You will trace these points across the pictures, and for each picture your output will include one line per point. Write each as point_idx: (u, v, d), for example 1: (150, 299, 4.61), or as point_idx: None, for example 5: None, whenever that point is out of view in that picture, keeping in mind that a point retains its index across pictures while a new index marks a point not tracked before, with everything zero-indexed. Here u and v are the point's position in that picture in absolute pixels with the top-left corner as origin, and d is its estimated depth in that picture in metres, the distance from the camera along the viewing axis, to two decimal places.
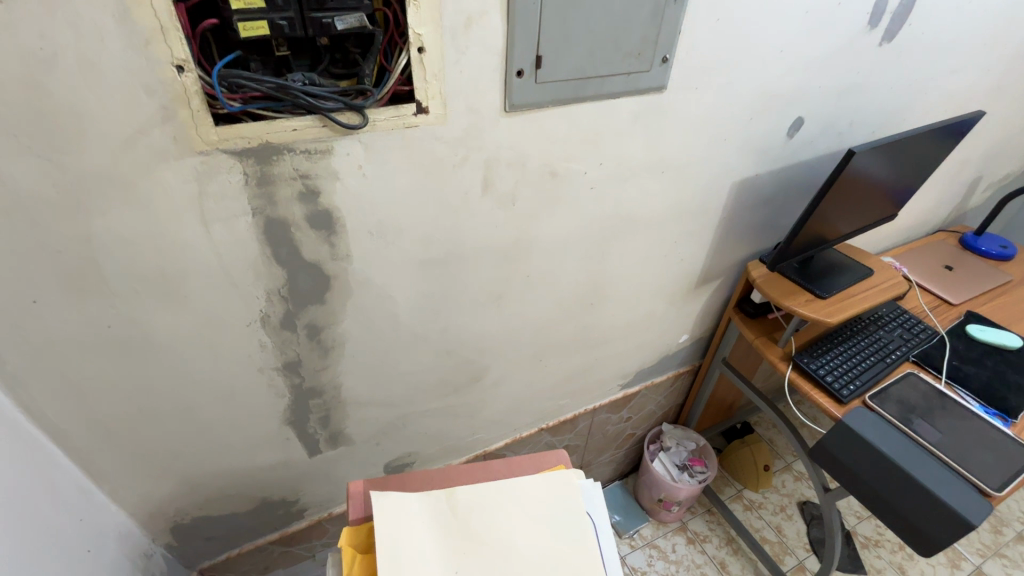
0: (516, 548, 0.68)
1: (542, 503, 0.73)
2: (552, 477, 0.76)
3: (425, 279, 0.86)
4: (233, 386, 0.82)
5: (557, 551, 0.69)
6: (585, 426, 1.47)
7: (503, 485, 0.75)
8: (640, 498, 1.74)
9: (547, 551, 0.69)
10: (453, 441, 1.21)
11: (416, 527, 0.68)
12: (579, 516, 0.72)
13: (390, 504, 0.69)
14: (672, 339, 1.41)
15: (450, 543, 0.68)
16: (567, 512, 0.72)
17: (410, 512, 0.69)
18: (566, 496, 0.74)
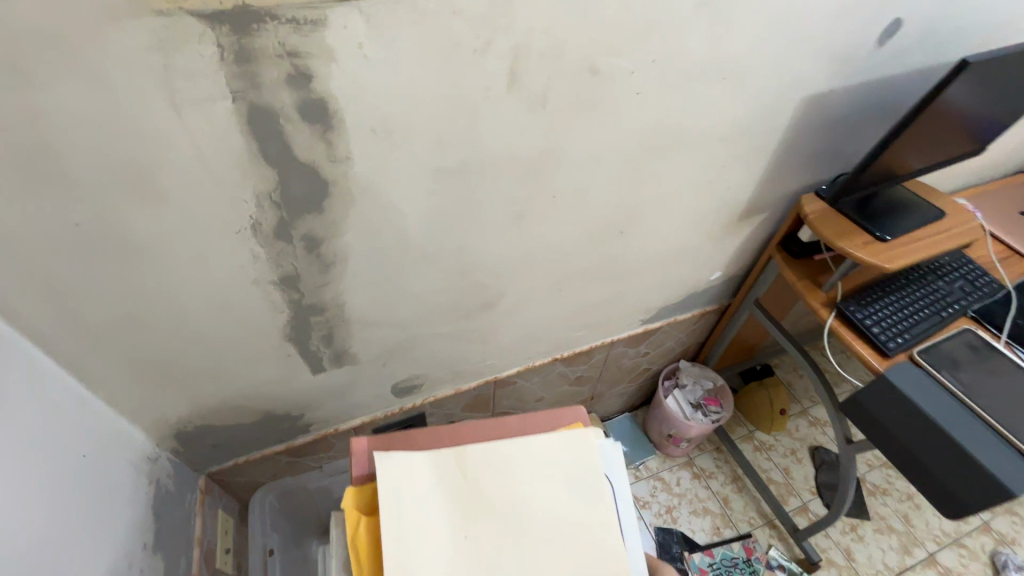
0: (527, 508, 0.68)
1: (555, 463, 0.71)
2: (569, 435, 0.74)
3: (438, 191, 0.76)
4: (227, 298, 0.75)
5: (571, 513, 0.68)
6: (600, 359, 1.42)
7: (514, 443, 0.72)
8: (648, 432, 1.72)
9: (559, 513, 0.68)
10: (464, 366, 1.16)
11: (424, 488, 0.67)
12: (595, 476, 0.71)
13: (394, 465, 0.67)
14: (703, 276, 1.30)
15: (460, 504, 0.67)
16: (582, 472, 0.71)
17: (417, 472, 0.68)
18: (582, 456, 0.72)
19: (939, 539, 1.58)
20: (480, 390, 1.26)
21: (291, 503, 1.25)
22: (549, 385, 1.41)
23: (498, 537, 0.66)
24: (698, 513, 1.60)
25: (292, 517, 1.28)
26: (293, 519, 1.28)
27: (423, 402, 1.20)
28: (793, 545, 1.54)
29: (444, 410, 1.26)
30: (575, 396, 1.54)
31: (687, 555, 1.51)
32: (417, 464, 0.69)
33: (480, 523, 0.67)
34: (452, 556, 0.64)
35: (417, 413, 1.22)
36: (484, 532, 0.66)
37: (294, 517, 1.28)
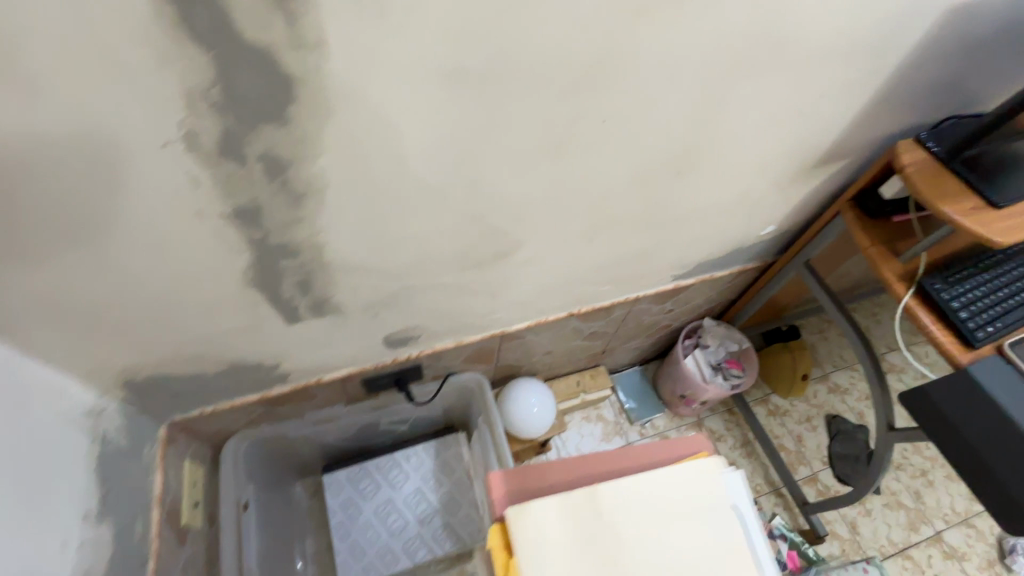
0: (661, 547, 0.71)
1: (685, 497, 0.74)
2: (696, 467, 0.76)
3: (452, 106, 0.55)
4: (165, 232, 0.57)
5: (705, 548, 0.72)
6: (622, 314, 1.26)
7: (646, 479, 0.75)
8: (659, 388, 1.61)
9: (692, 549, 0.72)
10: (468, 319, 1.00)
11: (563, 533, 0.69)
12: (728, 510, 0.74)
13: (534, 514, 0.70)
14: (755, 229, 1.10)
15: (600, 544, 0.70)
16: (713, 506, 0.74)
17: (554, 519, 0.70)
18: (707, 487, 0.75)
19: (948, 518, 1.52)
20: (485, 342, 1.11)
21: (269, 448, 1.14)
22: (560, 340, 1.26)
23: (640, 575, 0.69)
24: None
25: (270, 462, 1.17)
26: (270, 464, 1.18)
27: (419, 354, 1.05)
28: (797, 516, 1.47)
29: (442, 363, 1.12)
30: (586, 349, 1.40)
31: None
32: (559, 509, 0.71)
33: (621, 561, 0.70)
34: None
35: (413, 365, 1.07)
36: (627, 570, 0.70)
37: (272, 462, 1.18)
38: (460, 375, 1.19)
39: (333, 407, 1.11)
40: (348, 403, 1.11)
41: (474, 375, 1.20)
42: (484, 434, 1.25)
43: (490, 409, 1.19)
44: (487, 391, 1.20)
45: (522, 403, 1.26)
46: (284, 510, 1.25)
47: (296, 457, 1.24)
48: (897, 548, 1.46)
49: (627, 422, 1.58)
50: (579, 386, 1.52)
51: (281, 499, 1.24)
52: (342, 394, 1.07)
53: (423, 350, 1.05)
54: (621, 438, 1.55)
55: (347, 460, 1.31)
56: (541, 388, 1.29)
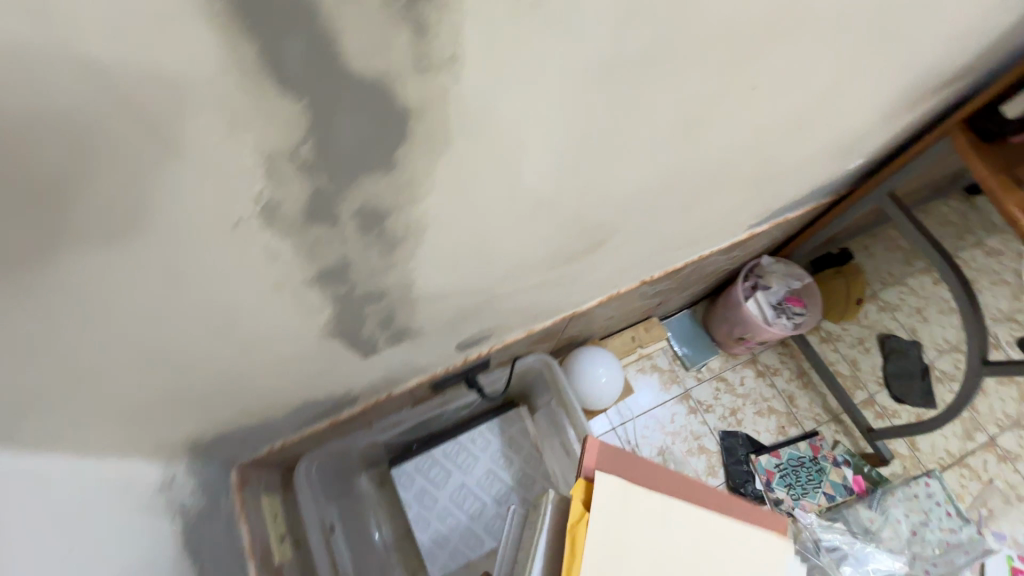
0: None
1: (751, 558, 0.79)
2: (765, 539, 0.81)
3: (591, 105, 0.41)
4: (233, 310, 0.44)
5: None
6: (690, 270, 1.16)
7: (720, 523, 0.79)
8: (713, 330, 1.55)
9: None
10: (543, 310, 0.90)
11: (631, 513, 0.75)
12: None
13: (616, 488, 0.75)
14: (845, 165, 0.98)
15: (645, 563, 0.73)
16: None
17: (627, 497, 0.75)
18: (767, 558, 0.80)
19: (1001, 422, 1.54)
20: (552, 324, 1.02)
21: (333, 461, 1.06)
22: (624, 305, 1.17)
23: None
24: (763, 413, 1.50)
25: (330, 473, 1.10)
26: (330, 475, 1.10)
27: (489, 350, 0.96)
28: (859, 440, 1.48)
29: (507, 352, 1.03)
30: (644, 306, 1.31)
31: (753, 458, 1.43)
32: (634, 499, 0.75)
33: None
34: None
35: (482, 361, 0.98)
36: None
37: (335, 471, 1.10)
38: (526, 358, 1.10)
39: (398, 413, 1.03)
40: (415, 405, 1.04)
41: (540, 356, 1.12)
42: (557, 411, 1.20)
43: (562, 390, 1.12)
44: (556, 371, 1.12)
45: (590, 374, 1.20)
46: (352, 512, 1.20)
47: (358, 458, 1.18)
48: (954, 458, 1.49)
49: (682, 368, 1.54)
50: (634, 341, 1.46)
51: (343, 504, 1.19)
52: (408, 400, 0.99)
53: (492, 346, 0.95)
54: (678, 385, 1.51)
55: (410, 450, 1.26)
56: (607, 356, 1.22)
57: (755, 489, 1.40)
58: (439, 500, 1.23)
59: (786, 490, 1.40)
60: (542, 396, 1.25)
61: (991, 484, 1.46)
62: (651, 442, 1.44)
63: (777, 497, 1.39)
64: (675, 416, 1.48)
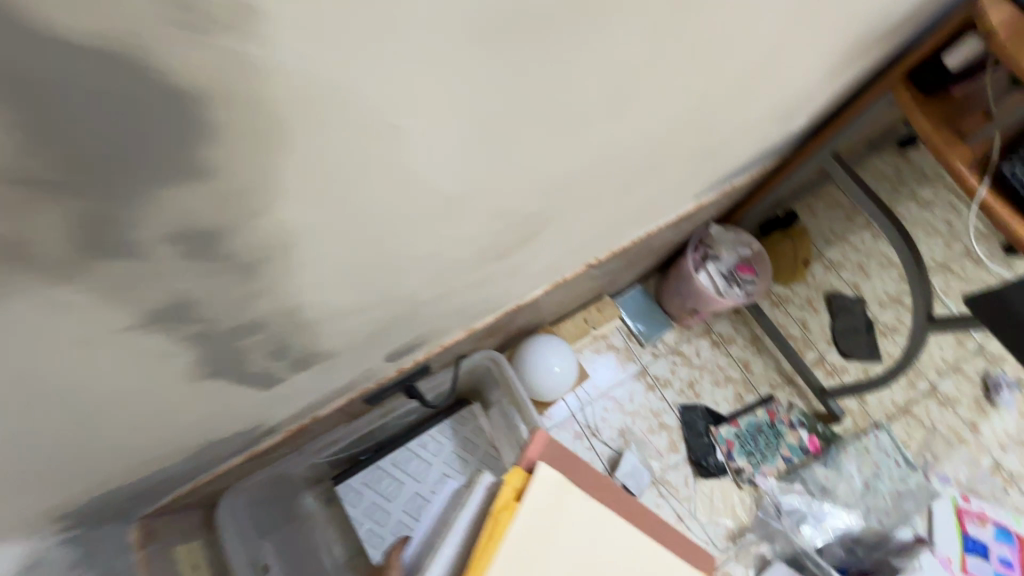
0: None
1: None
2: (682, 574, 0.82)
3: (484, 70, 0.32)
4: (37, 377, 0.34)
5: None
6: (638, 246, 1.10)
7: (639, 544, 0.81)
8: (666, 303, 1.51)
9: None
10: (482, 308, 0.81)
11: (557, 509, 0.79)
12: None
13: (552, 487, 0.79)
14: (789, 127, 0.93)
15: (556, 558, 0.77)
16: None
17: (558, 496, 0.79)
18: None
19: (940, 368, 1.59)
20: (495, 320, 0.93)
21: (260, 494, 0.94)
22: (571, 289, 1.11)
23: None
24: (719, 383, 1.49)
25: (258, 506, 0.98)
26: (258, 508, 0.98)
27: (426, 356, 0.86)
28: (812, 399, 1.50)
29: (449, 354, 0.94)
30: (594, 287, 1.25)
31: (713, 430, 1.42)
32: (564, 498, 0.79)
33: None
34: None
35: (420, 367, 0.89)
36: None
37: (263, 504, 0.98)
38: (471, 356, 1.02)
39: (333, 430, 0.93)
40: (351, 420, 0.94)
41: (487, 352, 1.04)
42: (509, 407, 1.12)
43: (512, 386, 1.05)
44: (505, 367, 1.05)
45: (543, 365, 1.12)
46: (290, 543, 1.09)
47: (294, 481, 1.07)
48: (900, 408, 1.53)
49: (637, 345, 1.50)
50: (586, 323, 1.39)
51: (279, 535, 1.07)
52: (341, 417, 0.89)
53: (430, 351, 0.86)
54: (634, 363, 1.47)
55: (355, 464, 1.16)
56: (559, 344, 1.15)
57: (716, 461, 1.39)
58: (392, 512, 1.13)
59: (746, 458, 1.40)
60: (493, 392, 1.18)
61: (934, 429, 1.51)
62: (610, 425, 1.40)
63: (738, 466, 1.39)
64: (634, 395, 1.44)
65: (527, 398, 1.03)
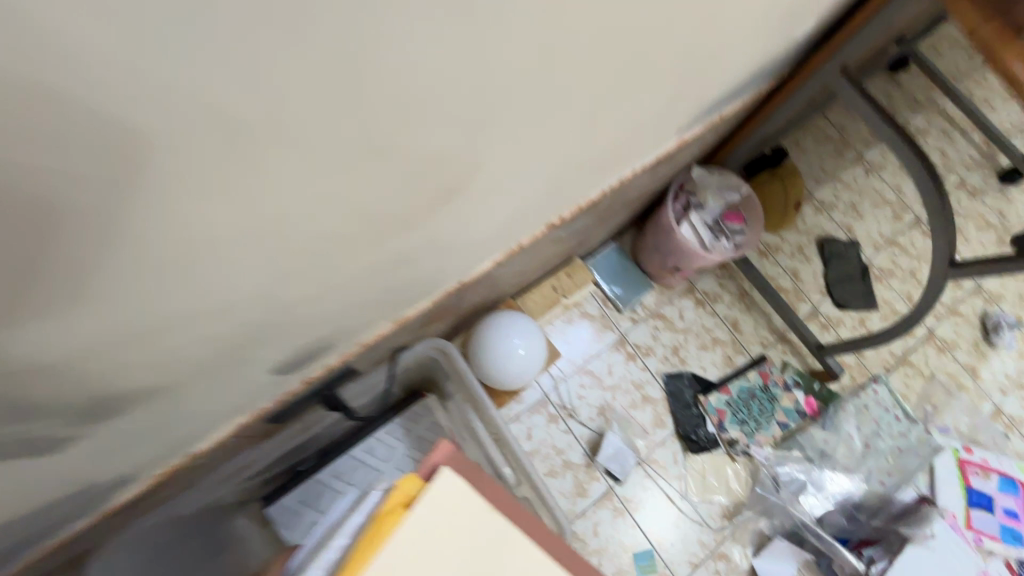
0: None
1: None
2: None
3: None
4: None
5: None
6: (610, 199, 0.90)
7: None
8: (644, 262, 1.33)
9: None
10: (407, 288, 0.62)
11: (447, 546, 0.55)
12: None
13: (448, 513, 0.55)
14: (789, 33, 0.74)
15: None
16: None
17: (454, 524, 0.55)
18: None
19: (939, 312, 1.47)
20: (434, 303, 0.73)
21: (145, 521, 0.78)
22: (532, 256, 0.91)
23: None
24: (706, 346, 1.34)
25: (147, 542, 0.80)
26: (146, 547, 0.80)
27: (345, 355, 0.67)
28: (806, 356, 1.36)
29: (379, 348, 0.74)
30: (560, 250, 1.05)
31: (702, 399, 1.28)
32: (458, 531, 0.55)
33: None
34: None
35: (342, 370, 0.70)
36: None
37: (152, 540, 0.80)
38: (412, 348, 0.82)
39: (240, 451, 0.74)
40: (262, 438, 0.76)
41: (433, 341, 0.84)
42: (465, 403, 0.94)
43: (467, 379, 0.86)
44: (458, 359, 0.85)
45: (505, 350, 0.93)
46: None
47: (210, 511, 0.88)
48: (899, 358, 1.41)
49: (614, 311, 1.32)
50: (556, 292, 1.20)
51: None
52: (243, 436, 0.70)
53: (348, 350, 0.67)
54: (612, 332, 1.30)
55: (288, 480, 0.97)
56: (523, 323, 0.96)
57: (707, 433, 1.26)
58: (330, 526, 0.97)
59: (739, 427, 1.26)
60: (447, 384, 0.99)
61: (933, 378, 1.40)
62: (589, 403, 1.24)
63: (730, 437, 1.25)
64: (613, 367, 1.28)
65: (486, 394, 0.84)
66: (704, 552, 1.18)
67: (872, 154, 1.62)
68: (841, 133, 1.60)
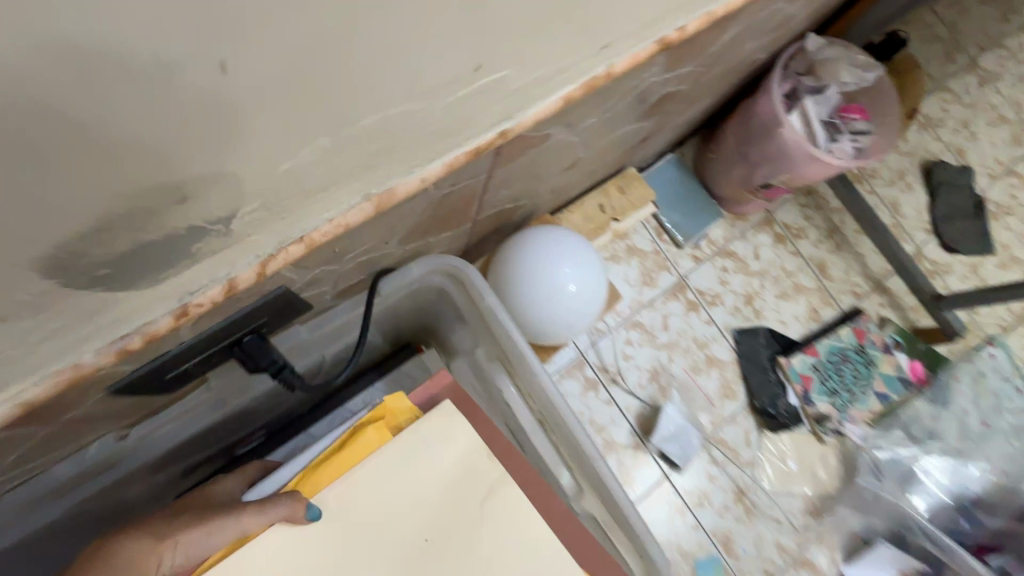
0: None
1: None
2: None
3: None
4: None
5: None
6: (724, 45, 0.56)
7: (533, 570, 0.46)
8: (713, 183, 1.01)
9: None
10: (412, 131, 0.29)
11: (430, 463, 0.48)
12: None
13: (438, 427, 0.49)
14: None
15: (392, 548, 0.45)
16: None
17: (443, 443, 0.48)
18: None
19: None
20: (453, 187, 0.40)
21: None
22: (599, 136, 0.57)
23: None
24: (786, 296, 1.03)
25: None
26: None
27: (273, 269, 0.32)
28: (909, 311, 1.06)
29: (353, 264, 0.41)
30: (625, 145, 0.72)
31: (782, 362, 0.98)
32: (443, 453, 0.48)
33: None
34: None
35: (269, 295, 0.35)
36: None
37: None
38: (405, 271, 0.49)
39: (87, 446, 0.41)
40: (129, 417, 0.42)
41: (437, 260, 0.50)
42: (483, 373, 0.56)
43: (495, 323, 0.50)
44: (481, 290, 0.50)
45: (547, 283, 0.59)
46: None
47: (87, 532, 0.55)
48: (1018, 316, 1.12)
49: (671, 246, 1.00)
50: (604, 213, 0.86)
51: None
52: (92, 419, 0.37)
53: (283, 258, 0.31)
54: (670, 274, 0.98)
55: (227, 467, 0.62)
56: (574, 244, 0.61)
57: (788, 406, 0.96)
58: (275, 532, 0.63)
59: (829, 399, 0.97)
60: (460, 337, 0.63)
61: None
62: (639, 365, 0.93)
63: (818, 412, 0.96)
64: (671, 319, 0.97)
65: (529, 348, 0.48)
66: (785, 559, 0.91)
67: (988, 60, 1.27)
68: (952, 32, 1.25)
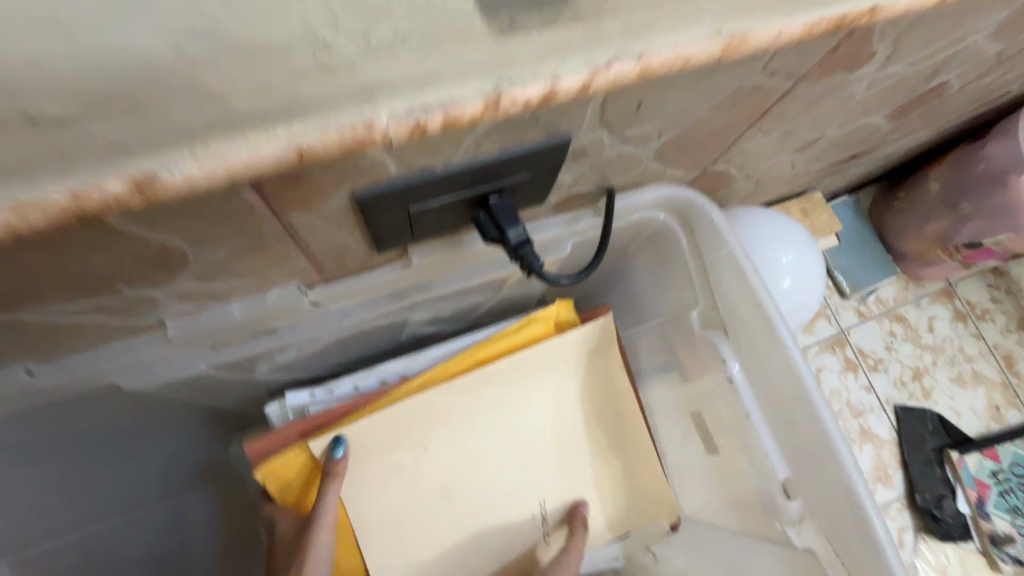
0: (513, 430, 0.49)
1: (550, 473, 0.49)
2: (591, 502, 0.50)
3: None
4: None
5: (486, 489, 0.48)
6: None
7: (576, 425, 0.50)
8: (893, 236, 0.88)
9: (502, 468, 0.49)
10: None
11: (536, 366, 0.49)
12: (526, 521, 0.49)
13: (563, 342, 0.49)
14: None
15: (492, 410, 0.48)
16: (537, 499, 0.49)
17: (555, 357, 0.49)
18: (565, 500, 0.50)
19: None
20: (764, 82, 0.32)
21: (27, 431, 0.35)
22: (859, 114, 0.49)
23: (474, 425, 0.48)
24: (963, 383, 0.87)
25: (31, 464, 0.38)
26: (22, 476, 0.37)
27: (594, 91, 0.25)
28: None
29: (610, 157, 0.34)
30: (844, 152, 0.63)
31: (955, 457, 0.81)
32: (552, 360, 0.49)
33: (500, 466, 0.49)
34: (432, 457, 0.47)
35: (554, 141, 0.28)
36: (468, 468, 0.48)
37: (42, 461, 0.38)
38: (636, 196, 0.41)
39: (274, 289, 0.34)
40: (325, 274, 0.35)
41: (671, 193, 0.42)
42: (684, 344, 0.45)
43: (735, 283, 0.40)
44: (726, 242, 0.40)
45: (765, 263, 0.49)
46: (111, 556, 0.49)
47: (182, 427, 0.48)
48: None
49: (834, 294, 0.89)
50: None
51: (103, 529, 0.48)
52: (289, 253, 0.30)
53: (613, 76, 0.24)
54: (829, 324, 0.87)
55: None
56: (790, 229, 0.52)
57: (956, 512, 0.79)
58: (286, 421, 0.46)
59: (1009, 518, 0.79)
60: (634, 310, 0.52)
61: None
62: None
63: (995, 530, 0.78)
64: (823, 374, 0.85)
65: (782, 317, 0.38)
66: None
67: None
68: None
